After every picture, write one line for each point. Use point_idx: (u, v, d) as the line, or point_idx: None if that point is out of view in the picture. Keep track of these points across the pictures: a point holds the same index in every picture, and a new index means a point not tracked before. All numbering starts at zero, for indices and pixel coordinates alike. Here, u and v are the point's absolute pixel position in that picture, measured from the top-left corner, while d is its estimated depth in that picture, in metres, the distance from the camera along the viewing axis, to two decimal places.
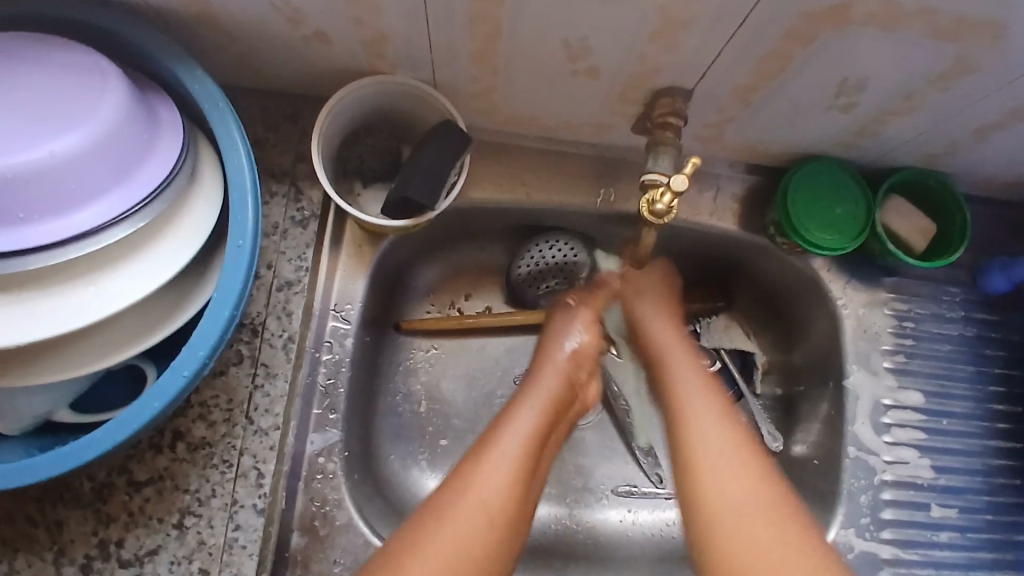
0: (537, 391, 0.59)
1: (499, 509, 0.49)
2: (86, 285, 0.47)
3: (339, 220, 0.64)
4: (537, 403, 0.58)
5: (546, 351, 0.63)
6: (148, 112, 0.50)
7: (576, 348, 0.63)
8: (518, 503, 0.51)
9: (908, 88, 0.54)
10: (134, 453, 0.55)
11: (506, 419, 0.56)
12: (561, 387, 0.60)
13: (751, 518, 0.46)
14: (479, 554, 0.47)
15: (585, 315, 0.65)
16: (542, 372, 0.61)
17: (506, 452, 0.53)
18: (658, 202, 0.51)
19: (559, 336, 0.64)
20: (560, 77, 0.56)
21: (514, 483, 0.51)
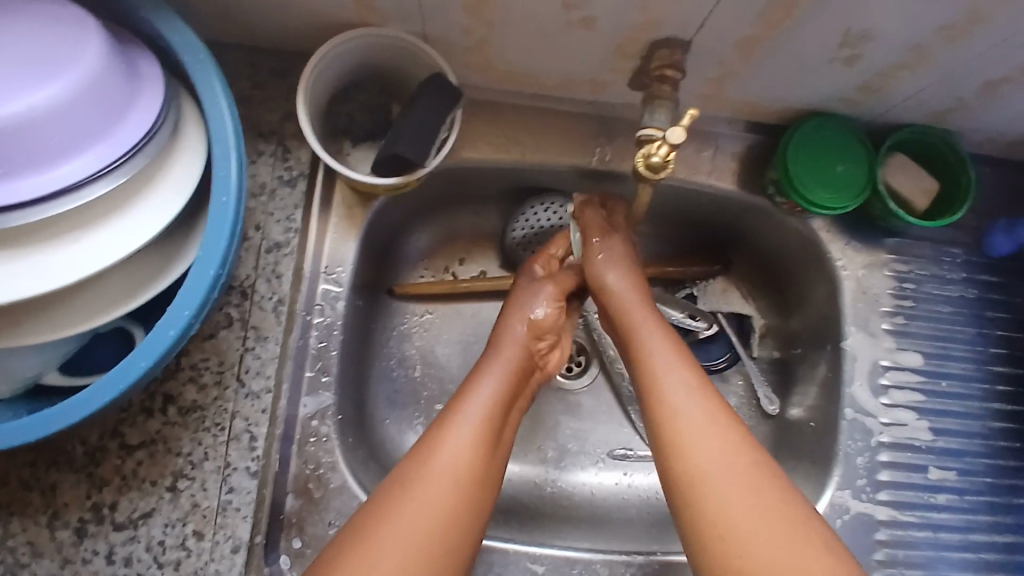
0: (501, 356, 0.59)
1: (462, 479, 0.50)
2: (69, 243, 0.46)
3: (330, 180, 0.63)
4: (501, 372, 0.58)
5: (505, 324, 0.62)
6: (128, 66, 0.48)
7: (536, 318, 0.62)
8: (478, 474, 0.51)
9: (913, 39, 0.52)
10: (126, 416, 0.54)
11: (467, 391, 0.56)
12: (523, 358, 0.60)
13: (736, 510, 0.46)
14: (446, 531, 0.48)
15: (550, 289, 0.63)
16: (504, 342, 0.60)
17: (469, 421, 0.53)
18: (655, 155, 0.49)
19: (523, 305, 0.62)
20: (554, 29, 0.54)
21: (476, 457, 0.52)
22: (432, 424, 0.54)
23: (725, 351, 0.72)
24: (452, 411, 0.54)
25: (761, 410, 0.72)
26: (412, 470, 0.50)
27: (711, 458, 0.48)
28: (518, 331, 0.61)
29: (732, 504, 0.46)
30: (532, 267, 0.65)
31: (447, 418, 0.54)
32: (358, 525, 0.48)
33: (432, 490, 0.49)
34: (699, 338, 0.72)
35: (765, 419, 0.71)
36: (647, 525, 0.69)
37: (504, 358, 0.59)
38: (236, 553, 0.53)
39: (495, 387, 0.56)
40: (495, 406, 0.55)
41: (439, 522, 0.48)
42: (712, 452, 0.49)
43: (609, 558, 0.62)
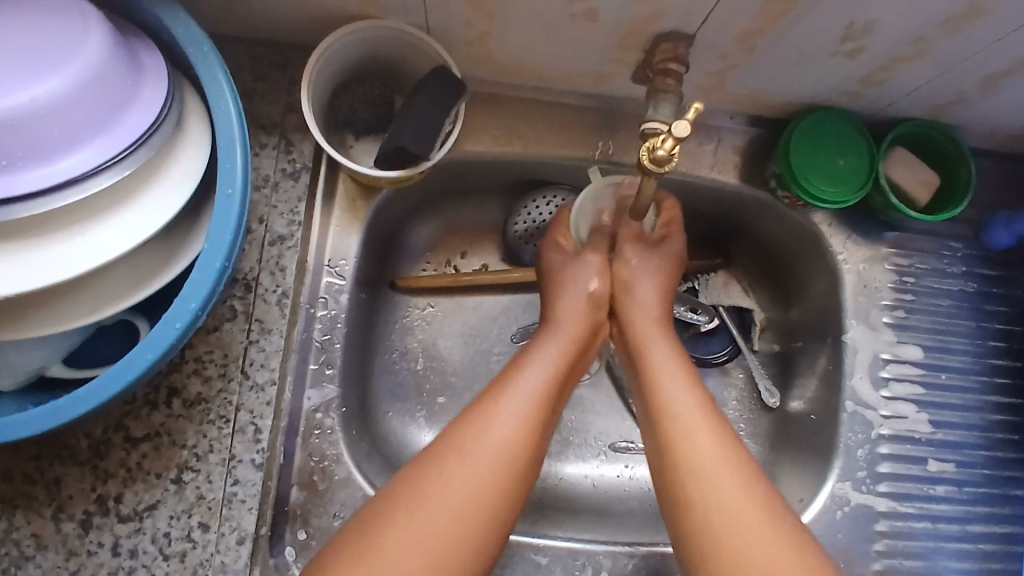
0: (564, 328, 0.61)
1: (517, 448, 0.53)
2: (74, 236, 0.46)
3: (333, 173, 0.63)
4: (555, 351, 0.59)
5: (560, 295, 0.63)
6: (131, 58, 0.48)
7: (592, 291, 0.63)
8: (525, 454, 0.53)
9: (915, 33, 0.52)
10: (130, 409, 0.54)
11: (517, 371, 0.57)
12: (588, 328, 0.62)
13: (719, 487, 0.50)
14: (491, 503, 0.50)
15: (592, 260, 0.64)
16: (563, 310, 0.62)
17: (517, 403, 0.55)
18: (659, 148, 0.49)
19: (576, 280, 0.63)
20: (558, 22, 0.54)
21: (530, 430, 0.54)
22: (469, 411, 0.55)
23: (726, 344, 0.73)
24: (501, 389, 0.56)
25: (762, 402, 0.72)
26: (428, 469, 0.51)
27: (712, 463, 0.51)
28: (580, 303, 0.62)
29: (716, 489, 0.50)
30: (552, 242, 0.65)
31: (492, 398, 0.55)
32: (356, 526, 0.49)
33: (465, 471, 0.51)
34: (699, 332, 0.73)
35: (765, 411, 0.72)
36: (648, 518, 0.69)
37: (568, 328, 0.61)
38: (242, 544, 0.53)
39: (550, 366, 0.58)
40: (555, 377, 0.57)
41: (487, 487, 0.50)
42: (715, 457, 0.51)
43: (612, 549, 0.62)
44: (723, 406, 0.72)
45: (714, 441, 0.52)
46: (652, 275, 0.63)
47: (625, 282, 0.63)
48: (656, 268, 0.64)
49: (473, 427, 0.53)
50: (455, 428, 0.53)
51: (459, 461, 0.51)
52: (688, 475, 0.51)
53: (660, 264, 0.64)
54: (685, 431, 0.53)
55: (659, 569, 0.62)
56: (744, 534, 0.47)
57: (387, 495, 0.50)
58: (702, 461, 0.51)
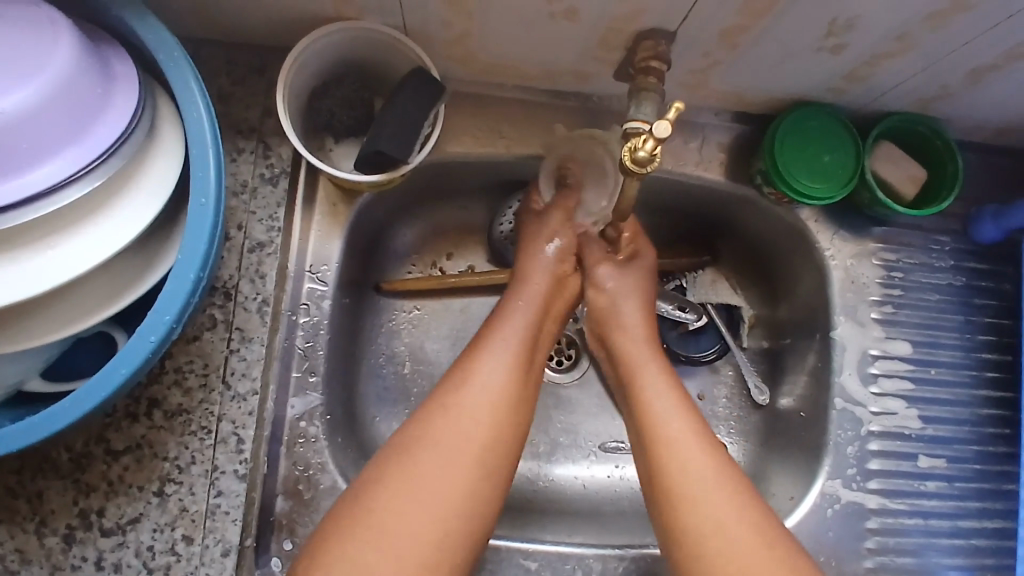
0: (530, 287, 0.61)
1: (498, 401, 0.53)
2: (45, 248, 0.44)
3: (313, 177, 0.62)
4: (526, 302, 0.60)
5: (526, 252, 0.63)
6: (100, 64, 0.46)
7: (553, 245, 0.63)
8: (504, 404, 0.53)
9: (899, 27, 0.52)
10: (110, 422, 0.53)
11: (496, 327, 0.58)
12: (552, 281, 0.62)
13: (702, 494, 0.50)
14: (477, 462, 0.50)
15: (557, 216, 0.64)
16: (528, 266, 0.62)
17: (499, 356, 0.55)
18: (640, 149, 0.48)
19: (537, 239, 0.64)
20: (538, 20, 0.53)
21: (510, 386, 0.54)
22: (447, 378, 0.54)
23: (714, 342, 0.73)
24: (484, 342, 0.57)
25: (751, 400, 0.72)
26: (408, 443, 0.50)
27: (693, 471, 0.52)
28: (540, 257, 0.63)
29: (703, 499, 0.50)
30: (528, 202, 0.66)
31: (475, 354, 0.56)
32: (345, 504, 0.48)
33: (453, 430, 0.51)
34: (688, 330, 0.72)
35: (755, 409, 0.72)
36: (639, 518, 0.69)
37: (534, 284, 0.61)
38: (226, 556, 0.53)
39: (524, 316, 0.59)
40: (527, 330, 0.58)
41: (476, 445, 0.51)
42: (698, 461, 0.52)
43: (602, 551, 0.62)
44: (713, 404, 0.72)
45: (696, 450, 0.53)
46: (636, 296, 0.63)
47: (607, 309, 0.63)
48: (636, 288, 0.64)
49: (454, 392, 0.53)
50: (433, 403, 0.53)
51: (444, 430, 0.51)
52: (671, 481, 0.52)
53: (635, 282, 0.64)
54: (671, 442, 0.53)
55: (650, 571, 0.62)
56: (725, 545, 0.48)
57: (369, 474, 0.49)
58: (688, 470, 0.52)
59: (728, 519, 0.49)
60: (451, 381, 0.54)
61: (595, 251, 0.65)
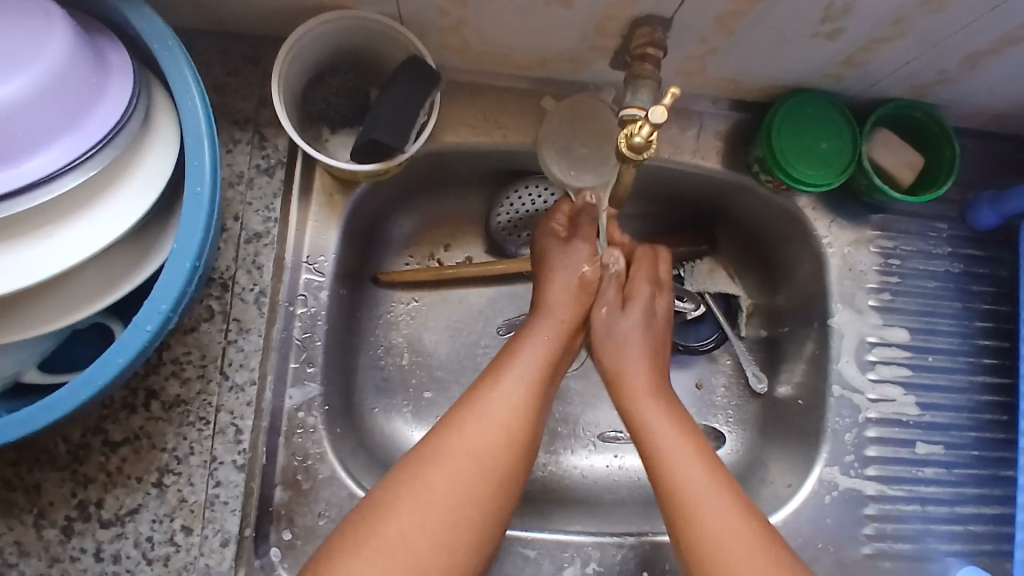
0: (553, 317, 0.60)
1: (512, 435, 0.53)
2: (41, 238, 0.44)
3: (309, 168, 0.62)
4: (542, 337, 0.59)
5: (549, 281, 0.62)
6: (93, 54, 0.46)
7: (584, 275, 0.62)
8: (513, 440, 0.53)
9: (896, 11, 0.51)
10: (107, 413, 0.53)
11: (509, 356, 0.57)
12: (577, 312, 0.62)
13: (711, 509, 0.51)
14: (489, 493, 0.51)
15: (584, 245, 0.63)
16: (554, 297, 0.61)
17: (510, 388, 0.54)
18: (637, 135, 0.49)
19: (560, 262, 0.62)
20: (532, 7, 0.53)
21: (521, 421, 0.54)
22: (458, 406, 0.54)
23: (713, 331, 0.72)
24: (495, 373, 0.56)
25: (750, 389, 0.72)
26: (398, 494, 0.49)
27: (710, 511, 0.51)
28: (564, 287, 0.62)
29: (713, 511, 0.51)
30: (550, 227, 0.64)
31: (485, 383, 0.55)
32: (327, 548, 0.48)
33: (462, 468, 0.50)
34: (687, 319, 0.72)
35: (753, 398, 0.72)
36: (637, 506, 0.69)
37: (558, 317, 0.60)
38: (226, 546, 0.53)
39: (538, 347, 0.58)
40: (538, 366, 0.57)
41: (483, 478, 0.51)
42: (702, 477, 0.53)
43: (600, 540, 0.62)
44: (711, 393, 0.72)
45: (709, 482, 0.52)
46: (639, 339, 0.61)
47: (612, 344, 0.62)
48: (639, 331, 0.62)
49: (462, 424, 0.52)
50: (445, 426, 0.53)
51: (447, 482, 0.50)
52: (688, 518, 0.51)
53: (642, 324, 0.62)
54: (680, 467, 0.53)
55: (648, 560, 0.62)
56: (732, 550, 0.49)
57: (381, 489, 0.50)
58: (700, 497, 0.52)
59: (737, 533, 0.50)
60: (460, 417, 0.53)
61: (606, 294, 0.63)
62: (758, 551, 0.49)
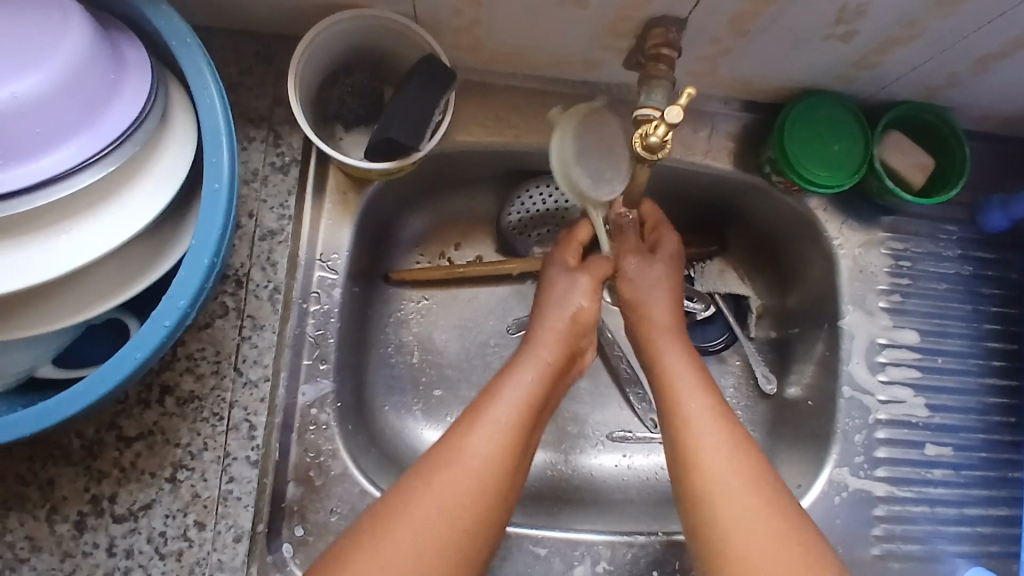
0: (544, 352, 0.59)
1: (493, 470, 0.51)
2: (59, 234, 0.45)
3: (322, 166, 0.62)
4: (535, 371, 0.58)
5: (545, 317, 0.61)
6: (112, 51, 0.46)
7: (579, 312, 0.62)
8: (498, 478, 0.52)
9: (909, 13, 0.52)
10: (122, 408, 0.54)
11: (498, 389, 0.56)
12: (565, 354, 0.60)
13: (717, 464, 0.51)
14: (471, 525, 0.50)
15: (584, 281, 0.63)
16: (543, 331, 0.61)
17: (497, 421, 0.54)
18: (652, 135, 0.49)
19: (558, 300, 0.62)
20: (547, 8, 0.53)
21: (507, 448, 0.53)
22: (458, 423, 0.54)
23: (722, 332, 0.73)
24: (486, 405, 0.55)
25: (759, 390, 0.72)
26: (408, 493, 0.50)
27: (721, 461, 0.51)
28: (558, 325, 0.61)
29: (719, 466, 0.51)
30: (558, 255, 0.65)
31: (474, 415, 0.54)
32: (335, 552, 0.49)
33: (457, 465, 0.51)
34: (695, 320, 0.73)
35: (762, 399, 0.72)
36: (646, 506, 0.69)
37: (543, 356, 0.59)
38: (238, 542, 0.53)
39: (530, 383, 0.57)
40: (529, 404, 0.55)
41: (461, 516, 0.49)
42: (712, 435, 0.53)
43: (611, 539, 0.62)
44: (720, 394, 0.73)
45: (718, 436, 0.53)
46: (663, 286, 0.63)
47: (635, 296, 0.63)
48: (664, 278, 0.63)
49: (455, 446, 0.52)
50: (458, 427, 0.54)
51: (452, 472, 0.51)
52: (693, 471, 0.52)
53: (664, 273, 0.63)
54: (692, 425, 0.54)
55: (658, 559, 0.62)
56: (733, 506, 0.49)
57: (396, 489, 0.51)
58: (707, 452, 0.52)
59: (738, 491, 0.50)
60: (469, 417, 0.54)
61: (627, 242, 0.65)
62: (757, 498, 0.49)
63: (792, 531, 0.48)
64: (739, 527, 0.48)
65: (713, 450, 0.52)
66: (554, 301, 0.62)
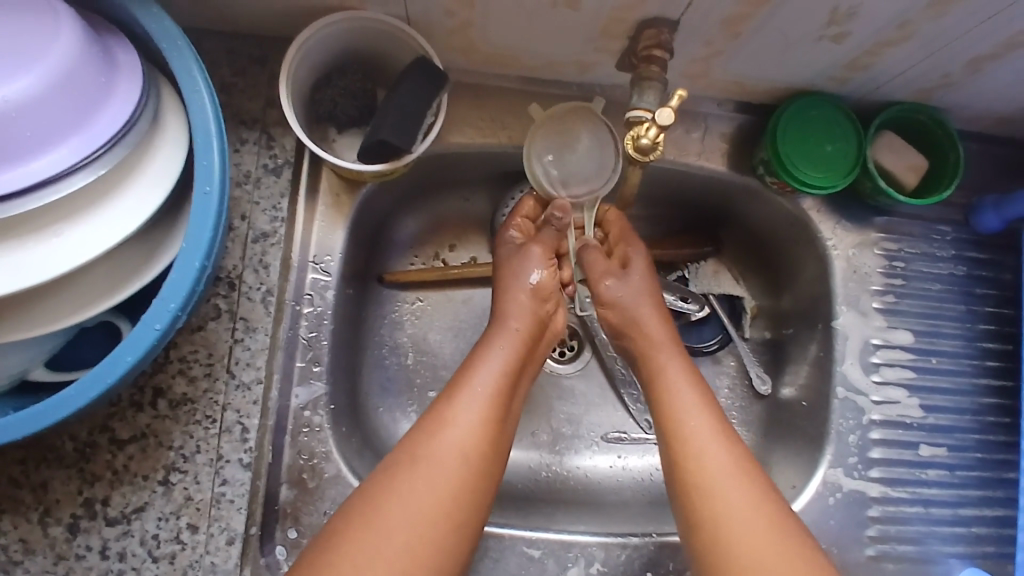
0: (510, 326, 0.60)
1: (473, 451, 0.52)
2: (50, 237, 0.45)
3: (315, 168, 0.62)
4: (505, 344, 0.58)
5: (506, 290, 0.62)
6: (103, 54, 0.46)
7: (534, 284, 0.63)
8: (479, 453, 0.52)
9: (901, 15, 0.51)
10: (115, 411, 0.54)
11: (472, 365, 0.57)
12: (534, 323, 0.61)
13: (715, 476, 0.52)
14: (462, 497, 0.50)
15: (539, 253, 0.63)
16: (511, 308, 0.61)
17: (475, 399, 0.54)
18: (643, 137, 0.50)
19: (516, 271, 0.63)
20: (539, 9, 0.53)
21: (489, 419, 0.54)
22: (441, 402, 0.54)
23: (716, 333, 0.73)
24: (464, 383, 0.55)
25: (753, 390, 0.72)
26: (397, 468, 0.50)
27: (716, 461, 0.53)
28: (520, 298, 0.62)
29: (717, 479, 0.52)
30: (508, 233, 0.65)
31: (454, 394, 0.55)
32: (329, 532, 0.48)
33: (445, 458, 0.51)
34: (690, 321, 0.73)
35: (756, 399, 0.72)
36: (641, 507, 0.69)
37: (512, 327, 0.60)
38: (232, 544, 0.53)
39: (500, 359, 0.57)
40: (501, 377, 0.56)
41: (456, 499, 0.50)
42: (711, 446, 0.53)
43: (605, 540, 0.62)
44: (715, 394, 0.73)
45: (717, 447, 0.53)
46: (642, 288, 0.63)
47: (616, 305, 0.63)
48: (639, 285, 0.63)
49: (440, 426, 0.52)
50: (438, 412, 0.54)
51: (441, 456, 0.51)
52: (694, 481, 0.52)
53: (642, 282, 0.63)
54: (692, 437, 0.54)
55: (652, 560, 0.62)
56: (734, 520, 0.50)
57: (387, 466, 0.51)
58: (708, 464, 0.52)
59: (740, 501, 0.50)
60: (447, 403, 0.54)
61: (597, 265, 0.64)
62: (754, 507, 0.50)
63: (792, 541, 0.49)
64: (743, 539, 0.49)
65: (712, 464, 0.52)
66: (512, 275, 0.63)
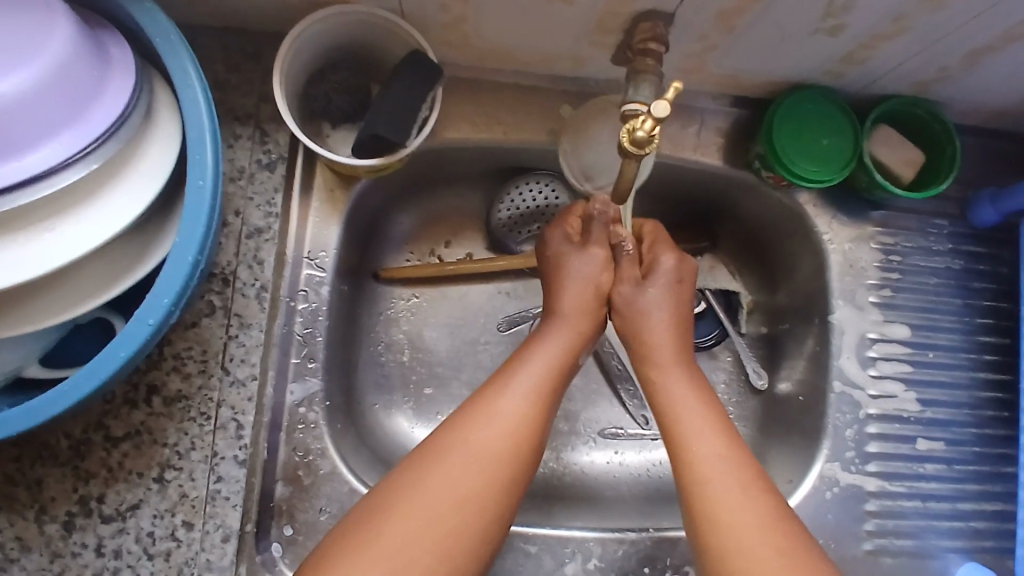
0: (565, 323, 0.59)
1: (506, 453, 0.50)
2: (42, 233, 0.44)
3: (310, 164, 0.62)
4: (557, 343, 0.57)
5: (560, 284, 0.60)
6: (95, 49, 0.46)
7: (594, 282, 0.60)
8: (513, 456, 0.50)
9: (897, 8, 0.51)
10: (109, 408, 0.53)
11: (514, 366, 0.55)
12: (592, 318, 0.60)
13: (728, 503, 0.49)
14: (492, 501, 0.49)
15: (597, 252, 0.61)
16: (567, 303, 0.59)
17: (514, 399, 0.53)
18: (638, 130, 0.49)
19: (569, 269, 0.60)
20: (534, 3, 0.53)
21: (530, 418, 0.52)
22: (476, 401, 0.53)
23: (712, 329, 0.73)
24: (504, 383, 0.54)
25: (750, 385, 0.72)
26: (433, 454, 0.50)
27: (726, 488, 0.50)
28: (574, 294, 0.60)
29: (730, 509, 0.49)
30: (559, 230, 0.62)
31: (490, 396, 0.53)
32: (362, 512, 0.48)
33: (477, 458, 0.49)
34: None
35: (753, 394, 0.72)
36: (638, 504, 0.69)
37: (571, 320, 0.59)
38: (226, 542, 0.53)
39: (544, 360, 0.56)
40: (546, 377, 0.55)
41: (483, 503, 0.48)
42: (723, 474, 0.51)
43: (602, 536, 0.62)
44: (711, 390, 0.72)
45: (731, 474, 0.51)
46: (664, 308, 0.60)
47: (637, 318, 0.60)
48: (660, 303, 0.60)
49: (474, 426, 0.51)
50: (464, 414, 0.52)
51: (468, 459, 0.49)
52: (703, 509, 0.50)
53: (663, 297, 0.61)
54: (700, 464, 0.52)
55: (649, 555, 0.62)
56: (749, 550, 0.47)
57: (423, 450, 0.50)
58: (717, 492, 0.50)
59: (754, 532, 0.48)
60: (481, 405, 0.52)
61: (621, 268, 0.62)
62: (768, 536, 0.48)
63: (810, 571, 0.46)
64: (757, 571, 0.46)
65: (722, 493, 0.50)
66: (567, 274, 0.60)
